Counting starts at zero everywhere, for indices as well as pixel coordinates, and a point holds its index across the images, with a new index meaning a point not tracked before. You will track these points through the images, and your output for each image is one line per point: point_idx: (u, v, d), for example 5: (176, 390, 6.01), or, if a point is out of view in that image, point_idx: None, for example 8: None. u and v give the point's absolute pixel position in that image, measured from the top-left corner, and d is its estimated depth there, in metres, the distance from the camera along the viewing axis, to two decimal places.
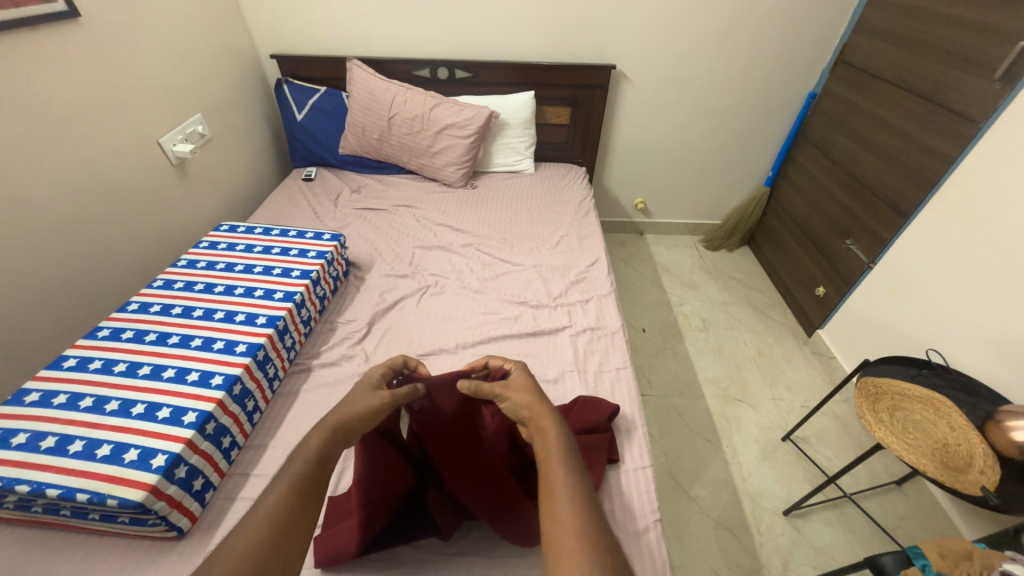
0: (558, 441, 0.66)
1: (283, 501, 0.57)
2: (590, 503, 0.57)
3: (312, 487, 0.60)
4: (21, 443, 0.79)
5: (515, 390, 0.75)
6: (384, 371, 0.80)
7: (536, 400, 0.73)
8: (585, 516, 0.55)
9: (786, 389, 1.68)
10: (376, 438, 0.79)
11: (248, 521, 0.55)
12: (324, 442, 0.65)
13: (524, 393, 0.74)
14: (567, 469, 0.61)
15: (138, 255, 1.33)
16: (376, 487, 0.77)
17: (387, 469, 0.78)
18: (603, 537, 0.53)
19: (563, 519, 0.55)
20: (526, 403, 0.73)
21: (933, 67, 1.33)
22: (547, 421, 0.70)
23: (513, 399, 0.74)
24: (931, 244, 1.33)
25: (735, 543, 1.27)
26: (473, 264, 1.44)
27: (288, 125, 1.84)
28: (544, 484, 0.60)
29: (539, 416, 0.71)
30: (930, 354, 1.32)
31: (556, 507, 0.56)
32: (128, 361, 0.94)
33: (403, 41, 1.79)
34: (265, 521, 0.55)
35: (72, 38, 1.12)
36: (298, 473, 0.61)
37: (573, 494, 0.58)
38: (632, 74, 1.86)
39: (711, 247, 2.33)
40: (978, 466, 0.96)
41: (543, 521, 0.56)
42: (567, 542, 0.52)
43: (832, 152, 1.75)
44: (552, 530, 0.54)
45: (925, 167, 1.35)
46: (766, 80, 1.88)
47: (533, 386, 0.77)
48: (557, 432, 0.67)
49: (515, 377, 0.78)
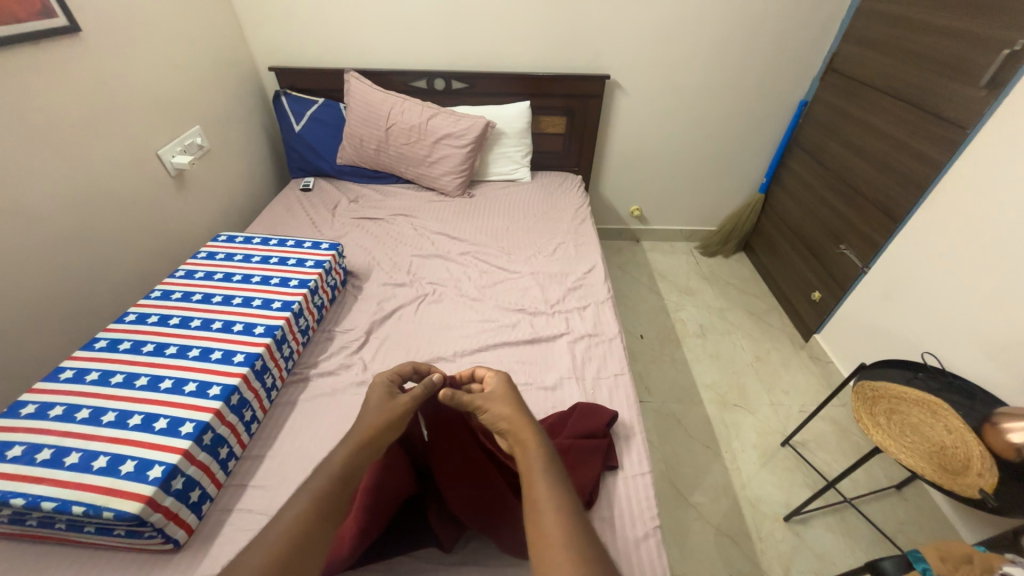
0: (542, 462, 0.65)
1: (301, 517, 0.58)
2: (575, 514, 0.57)
3: (329, 500, 0.61)
4: (16, 455, 0.78)
5: (494, 402, 0.77)
6: (397, 377, 0.85)
7: (514, 411, 0.75)
8: (568, 527, 0.55)
9: (783, 394, 1.68)
10: (394, 445, 0.82)
11: (265, 537, 0.55)
12: (337, 457, 0.66)
13: (503, 405, 0.76)
14: (550, 486, 0.61)
15: (135, 266, 1.33)
16: (384, 490, 0.77)
17: (395, 473, 0.79)
18: (590, 546, 0.53)
19: (549, 533, 0.55)
20: (506, 416, 0.74)
21: (918, 74, 1.36)
22: (530, 441, 0.69)
23: (492, 410, 0.76)
24: (924, 247, 1.34)
25: (736, 550, 1.26)
26: (470, 272, 1.45)
27: (286, 136, 1.86)
28: (529, 503, 0.60)
29: (522, 431, 0.71)
30: (926, 358, 1.33)
31: (541, 522, 0.57)
32: (126, 372, 0.94)
33: (399, 53, 1.81)
34: (283, 536, 0.55)
35: (74, 53, 1.14)
36: (312, 489, 0.61)
37: (556, 505, 0.58)
38: (625, 84, 1.89)
39: (707, 253, 2.35)
40: (976, 468, 0.97)
41: (530, 539, 0.56)
42: (557, 553, 0.53)
43: (824, 158, 1.78)
44: (539, 543, 0.55)
45: (916, 172, 1.36)
46: (758, 88, 1.90)
47: (511, 397, 0.78)
48: (541, 451, 0.67)
49: (494, 390, 0.80)
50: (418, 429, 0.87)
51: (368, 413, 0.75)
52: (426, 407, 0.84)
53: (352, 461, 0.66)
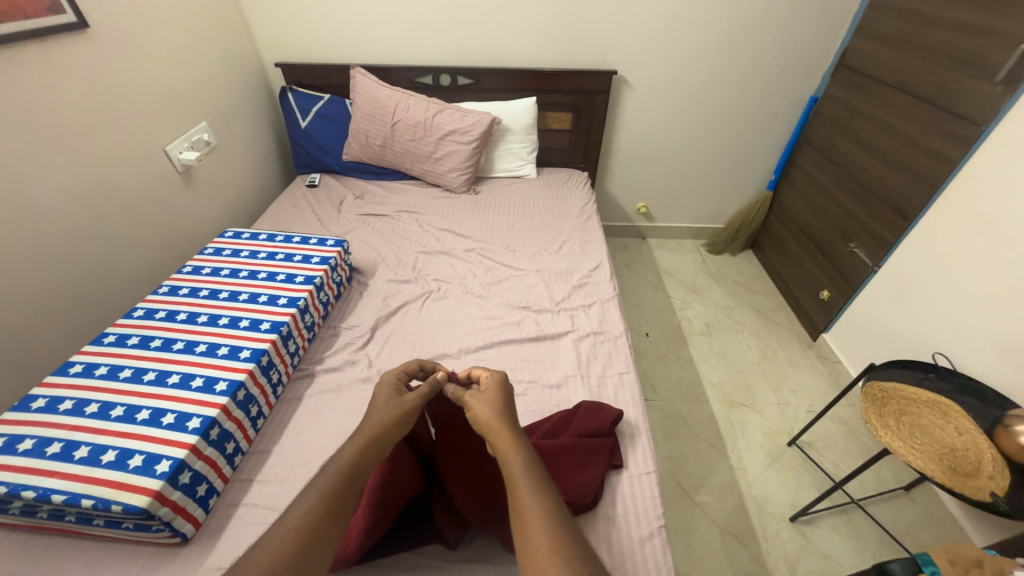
0: (522, 465, 0.64)
1: (310, 514, 0.58)
2: (559, 515, 0.58)
3: (338, 498, 0.61)
4: (27, 449, 0.79)
5: (477, 401, 0.75)
6: (401, 374, 0.83)
7: (497, 414, 0.73)
8: (556, 533, 0.55)
9: (790, 394, 1.67)
10: (401, 444, 0.83)
11: (274, 532, 0.56)
12: (346, 455, 0.66)
13: (487, 408, 0.74)
14: (532, 489, 0.61)
15: (143, 262, 1.34)
16: (391, 489, 0.78)
17: (400, 471, 0.80)
18: (577, 549, 0.54)
19: (536, 540, 0.55)
20: (487, 419, 0.72)
21: (932, 70, 1.34)
22: (505, 446, 0.67)
23: (476, 411, 0.74)
24: (936, 245, 1.32)
25: (741, 550, 1.26)
26: (475, 269, 1.44)
27: (293, 132, 1.86)
28: (513, 509, 0.60)
29: (498, 434, 0.69)
30: (937, 358, 1.31)
31: (528, 530, 0.56)
32: (134, 367, 0.95)
33: (405, 48, 1.80)
34: (292, 531, 0.56)
35: (83, 49, 1.15)
36: (319, 486, 0.61)
37: (542, 512, 0.58)
38: (633, 80, 1.87)
39: (714, 250, 2.33)
40: (987, 471, 0.95)
41: (519, 548, 0.56)
42: (545, 561, 0.53)
43: (834, 156, 1.75)
44: (527, 551, 0.55)
45: (927, 169, 1.34)
46: (767, 84, 1.88)
47: (498, 397, 0.76)
48: (518, 452, 0.66)
49: (483, 390, 0.78)
50: (425, 427, 0.88)
51: (376, 411, 0.74)
52: (432, 404, 0.86)
53: (360, 457, 0.66)
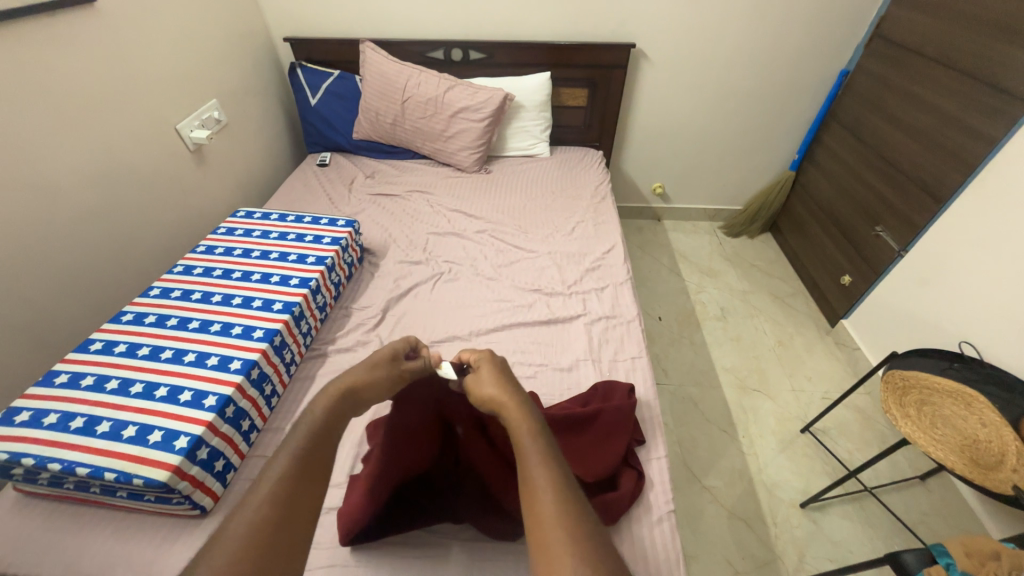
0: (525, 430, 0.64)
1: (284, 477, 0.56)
2: (570, 494, 0.56)
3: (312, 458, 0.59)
4: (52, 423, 0.82)
5: (479, 380, 0.73)
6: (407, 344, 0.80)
7: (502, 391, 0.70)
8: (565, 505, 0.54)
9: (806, 380, 1.64)
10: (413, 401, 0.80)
11: (248, 504, 0.54)
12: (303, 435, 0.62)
13: (490, 385, 0.71)
14: (542, 463, 0.59)
15: (157, 241, 1.35)
16: (397, 445, 0.79)
17: (411, 426, 0.81)
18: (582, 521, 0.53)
19: (544, 514, 0.54)
20: (492, 396, 0.70)
21: (978, 39, 1.24)
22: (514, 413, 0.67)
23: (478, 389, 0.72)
24: (969, 229, 1.26)
25: (749, 534, 1.26)
26: (487, 250, 1.43)
27: (302, 109, 1.84)
28: (522, 482, 0.58)
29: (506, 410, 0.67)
30: (964, 347, 1.26)
31: (537, 502, 0.55)
32: (151, 345, 0.97)
33: (416, 21, 1.75)
34: (264, 510, 0.53)
35: (90, 24, 1.13)
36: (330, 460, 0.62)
37: (549, 484, 0.56)
38: (652, 53, 1.79)
39: (730, 233, 2.26)
40: (1010, 463, 0.92)
41: (528, 524, 0.54)
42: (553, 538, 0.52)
43: (864, 134, 1.67)
44: (535, 527, 0.53)
45: (965, 149, 1.27)
46: (796, 56, 1.78)
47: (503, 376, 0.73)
48: (527, 424, 0.64)
49: (481, 370, 0.74)
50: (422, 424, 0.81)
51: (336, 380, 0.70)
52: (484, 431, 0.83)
53: (338, 415, 0.67)
